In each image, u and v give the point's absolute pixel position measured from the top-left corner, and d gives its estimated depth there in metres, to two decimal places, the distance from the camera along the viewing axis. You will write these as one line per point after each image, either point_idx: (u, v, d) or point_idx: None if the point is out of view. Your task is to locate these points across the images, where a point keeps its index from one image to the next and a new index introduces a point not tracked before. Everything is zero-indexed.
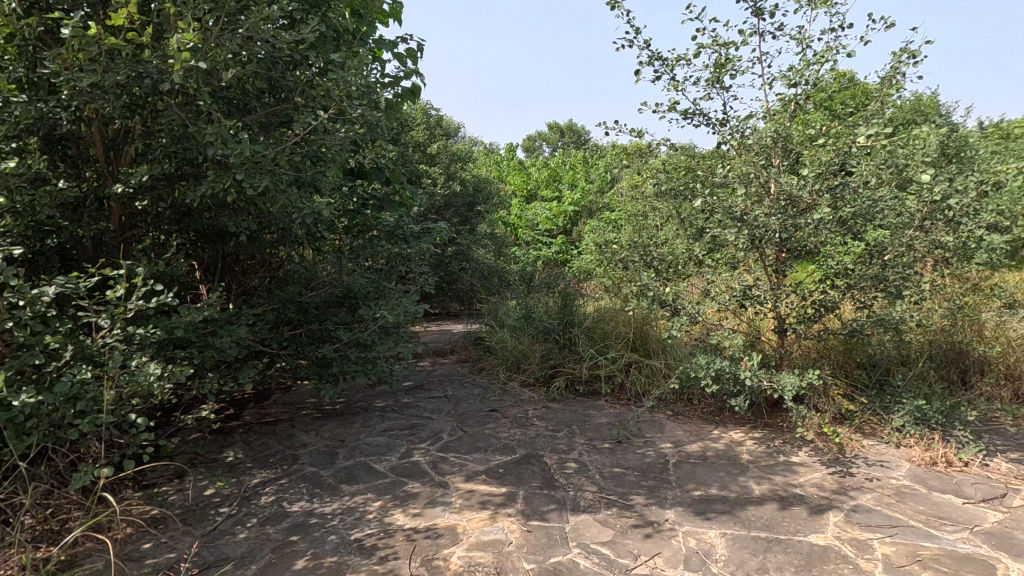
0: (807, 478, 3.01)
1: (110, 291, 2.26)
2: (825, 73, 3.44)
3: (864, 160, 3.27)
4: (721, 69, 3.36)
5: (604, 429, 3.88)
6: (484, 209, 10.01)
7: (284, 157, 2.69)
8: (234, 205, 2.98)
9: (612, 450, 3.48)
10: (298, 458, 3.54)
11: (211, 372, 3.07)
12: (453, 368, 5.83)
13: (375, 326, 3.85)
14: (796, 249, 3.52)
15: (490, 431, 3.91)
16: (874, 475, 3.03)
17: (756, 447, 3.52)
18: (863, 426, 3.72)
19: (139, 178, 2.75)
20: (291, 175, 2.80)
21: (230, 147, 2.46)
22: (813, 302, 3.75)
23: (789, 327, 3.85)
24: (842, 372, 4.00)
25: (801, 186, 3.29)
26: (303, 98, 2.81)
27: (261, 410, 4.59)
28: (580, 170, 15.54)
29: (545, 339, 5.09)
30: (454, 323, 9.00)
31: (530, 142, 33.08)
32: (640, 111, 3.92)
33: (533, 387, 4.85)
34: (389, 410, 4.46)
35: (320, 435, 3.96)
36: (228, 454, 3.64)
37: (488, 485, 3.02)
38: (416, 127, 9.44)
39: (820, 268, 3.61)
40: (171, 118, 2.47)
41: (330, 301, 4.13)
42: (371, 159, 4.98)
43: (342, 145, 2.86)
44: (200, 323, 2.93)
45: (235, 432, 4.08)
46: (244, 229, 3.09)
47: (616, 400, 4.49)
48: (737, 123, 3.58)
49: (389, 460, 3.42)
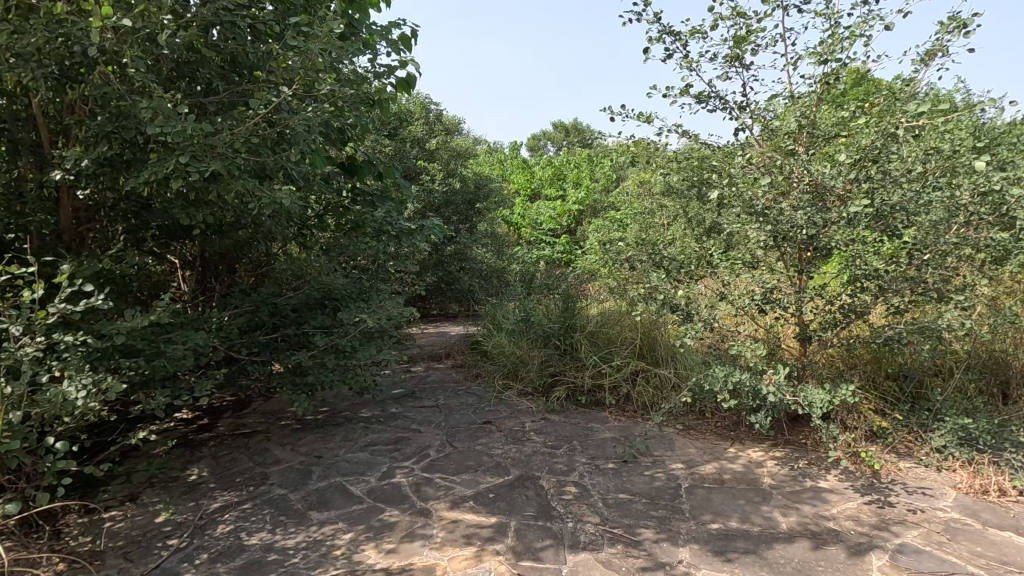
0: (841, 510, 2.63)
1: (25, 292, 1.92)
2: (858, 50, 3.04)
3: (905, 148, 2.88)
4: (740, 43, 2.97)
5: (608, 446, 3.51)
6: (484, 207, 9.66)
7: (241, 138, 2.36)
8: (190, 196, 2.64)
9: (616, 472, 3.11)
10: (267, 478, 3.19)
11: (165, 383, 2.73)
12: (447, 374, 5.48)
13: (357, 331, 3.50)
14: (825, 248, 3.15)
15: (482, 447, 3.55)
16: (918, 506, 2.65)
17: (778, 469, 3.15)
18: (897, 445, 3.34)
19: (78, 163, 2.43)
20: (252, 160, 2.46)
21: (171, 124, 2.12)
22: (841, 306, 3.38)
23: (814, 335, 3.47)
24: (871, 385, 3.62)
25: (833, 175, 2.90)
26: (265, 73, 2.49)
27: (237, 419, 4.25)
28: (585, 168, 15.19)
29: (545, 344, 4.73)
30: (453, 325, 8.66)
31: (535, 141, 32.74)
32: (649, 96, 3.54)
33: (531, 397, 4.49)
34: (374, 422, 4.11)
35: (296, 451, 3.61)
36: (192, 472, 3.30)
37: (475, 514, 2.66)
38: (415, 122, 9.11)
39: (850, 269, 3.22)
40: (105, 91, 2.15)
41: (309, 303, 3.78)
42: (359, 150, 4.63)
43: (310, 127, 2.51)
44: (150, 329, 2.59)
45: (205, 446, 3.74)
46: (203, 223, 2.75)
47: (620, 411, 4.13)
48: (759, 106, 3.18)
49: (367, 482, 3.06)
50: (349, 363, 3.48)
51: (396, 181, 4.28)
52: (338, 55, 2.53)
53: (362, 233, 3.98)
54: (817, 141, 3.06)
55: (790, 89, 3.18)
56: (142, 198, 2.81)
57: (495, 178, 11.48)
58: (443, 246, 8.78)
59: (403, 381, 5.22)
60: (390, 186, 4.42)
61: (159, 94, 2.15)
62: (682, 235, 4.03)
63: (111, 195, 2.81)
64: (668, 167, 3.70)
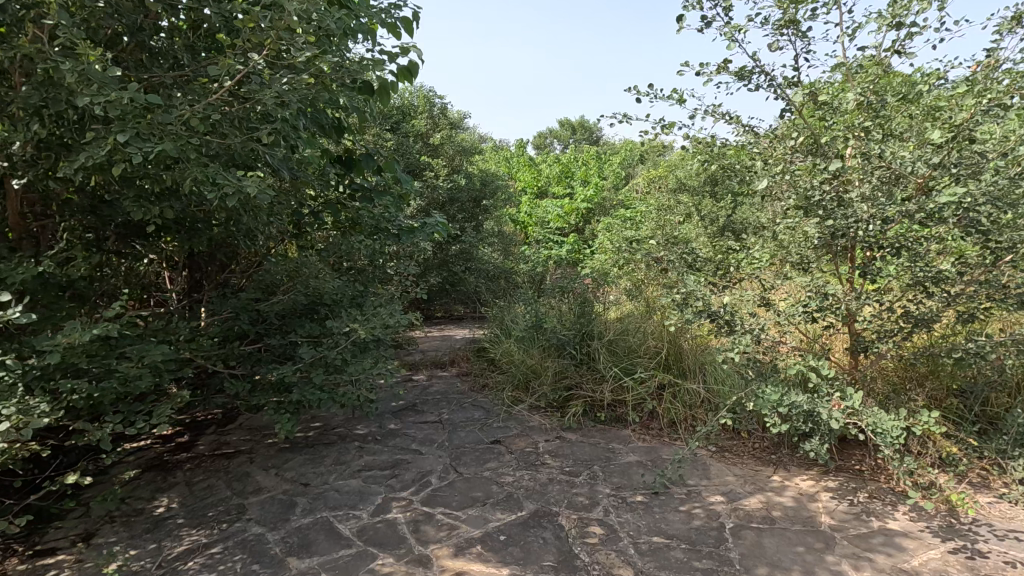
0: (922, 562, 2.20)
1: None
2: (932, 15, 2.60)
3: (993, 129, 2.44)
4: (797, 6, 2.52)
5: (635, 474, 3.08)
6: (490, 204, 9.26)
7: (199, 115, 1.95)
8: (145, 188, 2.23)
9: (648, 508, 2.69)
10: (244, 512, 2.77)
11: (118, 407, 2.32)
12: (452, 384, 5.07)
13: (348, 342, 3.08)
14: (890, 247, 2.70)
15: (490, 475, 3.12)
16: (1015, 557, 2.21)
17: (835, 504, 2.71)
18: (971, 475, 2.89)
19: (8, 147, 2.02)
20: (214, 142, 2.05)
21: (105, 93, 1.70)
22: (905, 313, 2.93)
23: (871, 346, 3.04)
24: (934, 402, 3.16)
25: (907, 161, 2.46)
26: (231, 39, 2.08)
27: (219, 437, 3.85)
28: (593, 166, 14.75)
29: (559, 353, 4.31)
30: (457, 329, 8.23)
31: (541, 139, 32.26)
32: (681, 74, 3.11)
33: (544, 412, 4.07)
34: (370, 441, 3.69)
35: (280, 476, 3.19)
36: (160, 503, 2.90)
37: (484, 564, 2.24)
38: (420, 115, 8.70)
39: (917, 271, 2.78)
40: (27, 54, 1.74)
41: (297, 310, 3.37)
42: (356, 139, 4.22)
43: (286, 103, 2.09)
44: (97, 344, 2.18)
45: (180, 470, 3.33)
46: (163, 219, 2.34)
47: (644, 430, 3.71)
48: (815, 82, 2.74)
49: (358, 518, 2.65)
50: (340, 379, 3.06)
51: (398, 177, 3.88)
52: (320, 17, 2.11)
53: (359, 234, 3.58)
54: (882, 124, 2.63)
55: (848, 61, 2.72)
56: (94, 190, 2.40)
57: (501, 174, 11.06)
58: (448, 245, 8.37)
59: (403, 393, 4.80)
60: (390, 181, 4.01)
61: (92, 59, 1.75)
62: (714, 234, 3.61)
63: (59, 187, 2.41)
64: (702, 156, 3.26)
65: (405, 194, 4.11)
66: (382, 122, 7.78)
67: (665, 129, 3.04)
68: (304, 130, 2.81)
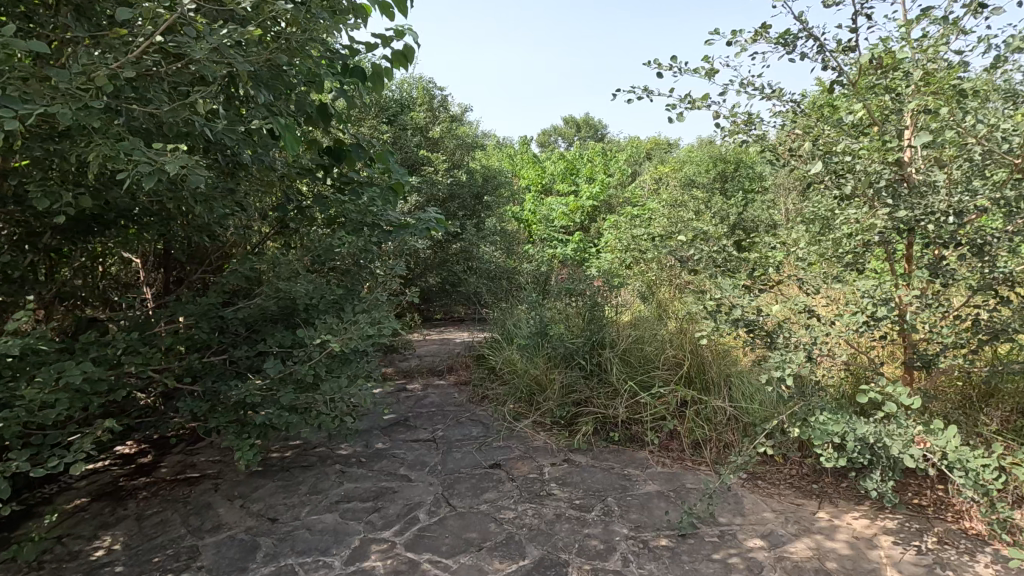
0: None
1: None
2: None
3: None
4: None
5: (657, 510, 2.64)
6: (493, 201, 8.86)
7: (109, 72, 1.52)
8: (58, 171, 1.80)
9: (674, 557, 2.25)
10: (196, 557, 2.35)
11: (29, 439, 1.89)
12: (448, 394, 4.65)
13: (323, 355, 2.64)
14: (967, 245, 2.25)
15: (488, 509, 2.69)
16: None
17: (898, 551, 2.27)
18: None
19: None
20: (135, 111, 1.62)
21: None
22: (979, 323, 2.48)
23: (936, 361, 2.58)
24: (1008, 426, 2.71)
25: (1001, 137, 2.00)
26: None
27: (184, 459, 3.43)
28: (599, 162, 14.32)
29: (567, 364, 3.88)
30: (457, 332, 7.81)
31: (545, 136, 31.81)
32: (710, 43, 2.68)
33: (549, 429, 3.64)
34: (353, 465, 3.27)
35: (245, 509, 2.76)
36: (101, 544, 2.48)
37: None
38: (419, 107, 8.28)
39: (1000, 272, 2.32)
40: None
41: (268, 316, 2.95)
42: (341, 125, 3.80)
43: (227, 62, 1.66)
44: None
45: (133, 500, 2.91)
46: (85, 209, 1.91)
47: (664, 452, 3.27)
48: (878, 45, 2.29)
49: (329, 569, 2.22)
50: (313, 399, 2.62)
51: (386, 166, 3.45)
52: None
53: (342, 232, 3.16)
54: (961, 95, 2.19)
55: (919, 20, 2.27)
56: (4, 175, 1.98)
57: (504, 171, 10.64)
58: (448, 244, 7.96)
59: (395, 406, 4.38)
60: (379, 171, 3.59)
61: None
62: (744, 230, 3.18)
63: None
64: (733, 139, 2.83)
65: (396, 187, 3.68)
66: (378, 113, 7.37)
67: (692, 107, 2.61)
68: (269, 106, 2.39)
